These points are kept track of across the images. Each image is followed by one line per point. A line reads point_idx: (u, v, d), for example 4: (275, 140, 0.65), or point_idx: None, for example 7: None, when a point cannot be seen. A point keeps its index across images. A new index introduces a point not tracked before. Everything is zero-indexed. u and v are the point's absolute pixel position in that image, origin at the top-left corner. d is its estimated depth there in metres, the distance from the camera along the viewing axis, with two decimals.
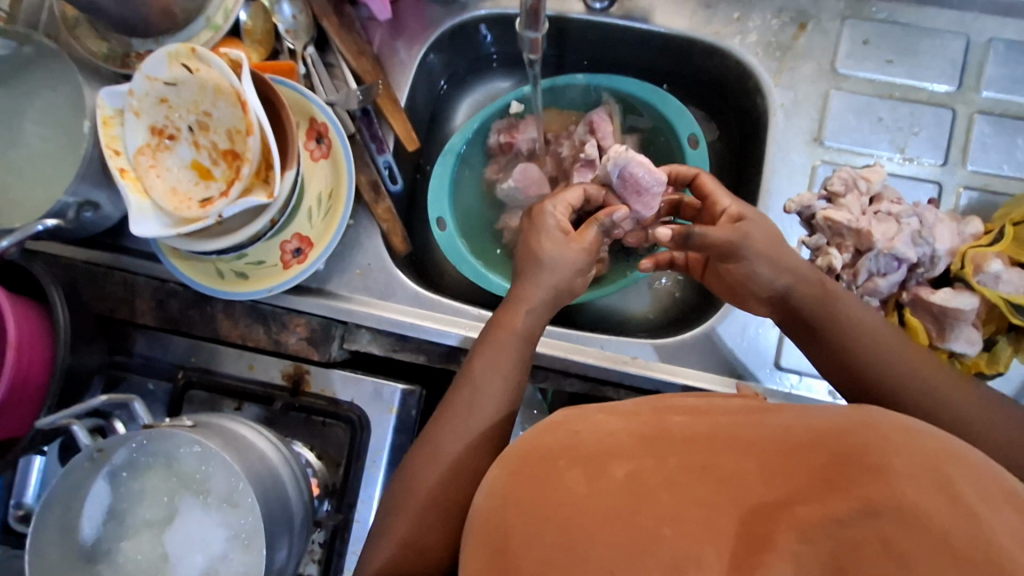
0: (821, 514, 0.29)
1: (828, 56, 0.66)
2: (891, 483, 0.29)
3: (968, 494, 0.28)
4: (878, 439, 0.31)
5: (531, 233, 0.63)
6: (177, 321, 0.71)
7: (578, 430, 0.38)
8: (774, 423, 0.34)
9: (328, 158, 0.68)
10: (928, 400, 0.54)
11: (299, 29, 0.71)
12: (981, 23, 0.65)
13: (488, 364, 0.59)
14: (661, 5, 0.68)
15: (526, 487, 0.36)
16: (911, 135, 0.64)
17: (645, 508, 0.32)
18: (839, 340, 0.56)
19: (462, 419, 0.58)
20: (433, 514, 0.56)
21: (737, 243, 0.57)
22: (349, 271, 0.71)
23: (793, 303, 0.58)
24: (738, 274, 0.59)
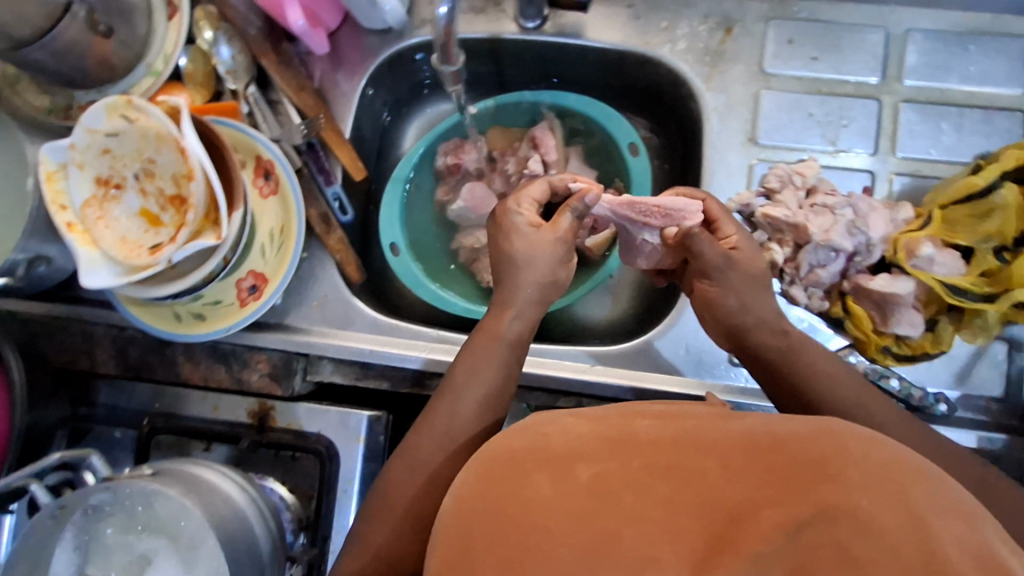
0: (783, 519, 0.30)
1: (756, 58, 0.68)
2: (846, 493, 0.30)
3: (921, 505, 0.29)
4: (836, 450, 0.32)
5: (503, 236, 0.62)
6: (137, 368, 0.72)
7: (546, 433, 0.37)
8: (737, 426, 0.35)
9: (277, 194, 0.69)
10: (855, 399, 0.56)
11: (239, 69, 0.72)
12: (898, 14, 0.67)
13: (469, 374, 0.59)
14: (593, 22, 0.70)
15: (491, 495, 0.36)
16: (840, 128, 0.66)
17: (607, 511, 0.32)
18: (803, 374, 0.57)
19: (443, 423, 0.58)
20: (412, 520, 0.55)
21: (718, 266, 0.57)
22: (307, 303, 0.72)
23: (751, 340, 0.58)
24: (708, 297, 0.59)
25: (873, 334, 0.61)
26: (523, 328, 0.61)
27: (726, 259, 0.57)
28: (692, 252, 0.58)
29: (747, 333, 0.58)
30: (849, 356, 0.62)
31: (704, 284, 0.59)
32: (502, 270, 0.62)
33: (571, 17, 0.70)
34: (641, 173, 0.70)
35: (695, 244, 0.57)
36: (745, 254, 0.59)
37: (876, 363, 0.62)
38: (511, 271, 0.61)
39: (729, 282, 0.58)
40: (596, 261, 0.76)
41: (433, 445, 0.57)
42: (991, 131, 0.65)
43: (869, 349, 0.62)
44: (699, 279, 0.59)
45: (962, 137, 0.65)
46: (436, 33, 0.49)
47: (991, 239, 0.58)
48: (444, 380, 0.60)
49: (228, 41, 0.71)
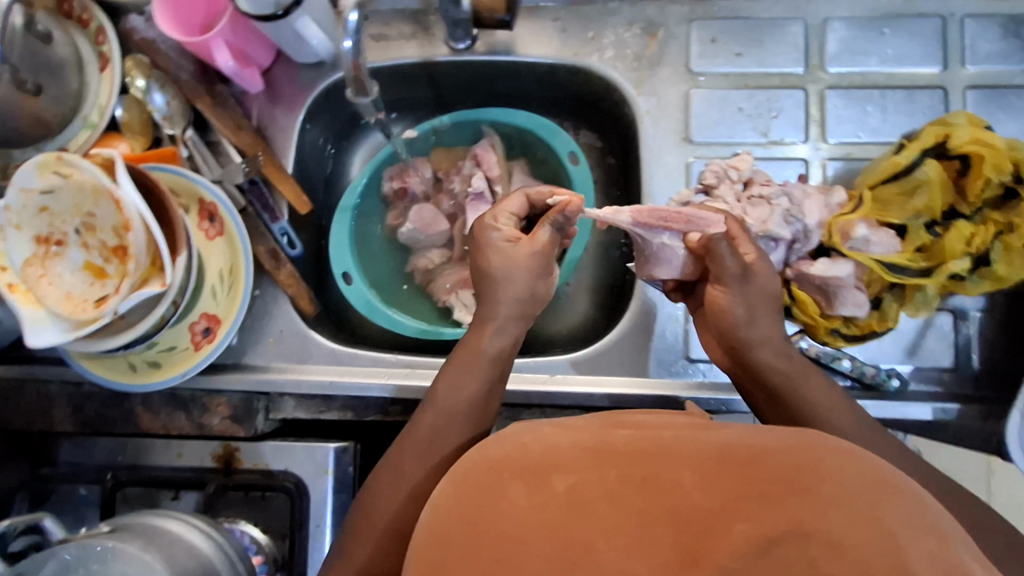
0: (756, 533, 0.30)
1: (682, 59, 0.69)
2: (816, 508, 0.30)
3: (891, 521, 0.30)
4: (812, 461, 0.32)
5: (481, 249, 0.61)
6: (96, 423, 0.71)
7: (525, 442, 0.36)
8: (716, 439, 0.34)
9: (224, 236, 0.69)
10: (830, 405, 0.54)
11: (174, 115, 0.71)
12: (815, 5, 0.68)
13: (451, 395, 0.58)
14: (523, 37, 0.71)
15: (465, 506, 0.35)
16: (771, 119, 0.68)
17: (581, 522, 0.31)
18: (802, 398, 0.54)
19: (427, 440, 0.56)
20: (388, 543, 0.54)
21: (735, 276, 0.54)
22: (263, 341, 0.71)
23: (755, 358, 0.55)
24: (716, 305, 0.56)
25: (821, 319, 0.62)
26: (503, 345, 0.60)
27: (744, 270, 0.54)
28: (710, 259, 0.55)
29: (752, 348, 0.55)
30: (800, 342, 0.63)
31: (716, 287, 0.56)
32: (481, 286, 0.60)
33: (499, 35, 0.71)
34: (583, 181, 0.71)
35: (715, 255, 0.54)
36: (767, 263, 0.56)
37: (827, 346, 0.63)
38: (489, 284, 0.60)
39: (738, 298, 0.55)
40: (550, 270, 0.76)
41: (417, 464, 0.55)
42: (914, 109, 0.66)
43: (820, 333, 0.63)
44: (711, 283, 0.56)
45: (888, 118, 0.66)
46: (345, 67, 0.50)
47: (921, 215, 0.59)
48: (428, 397, 0.59)
49: (160, 88, 0.70)
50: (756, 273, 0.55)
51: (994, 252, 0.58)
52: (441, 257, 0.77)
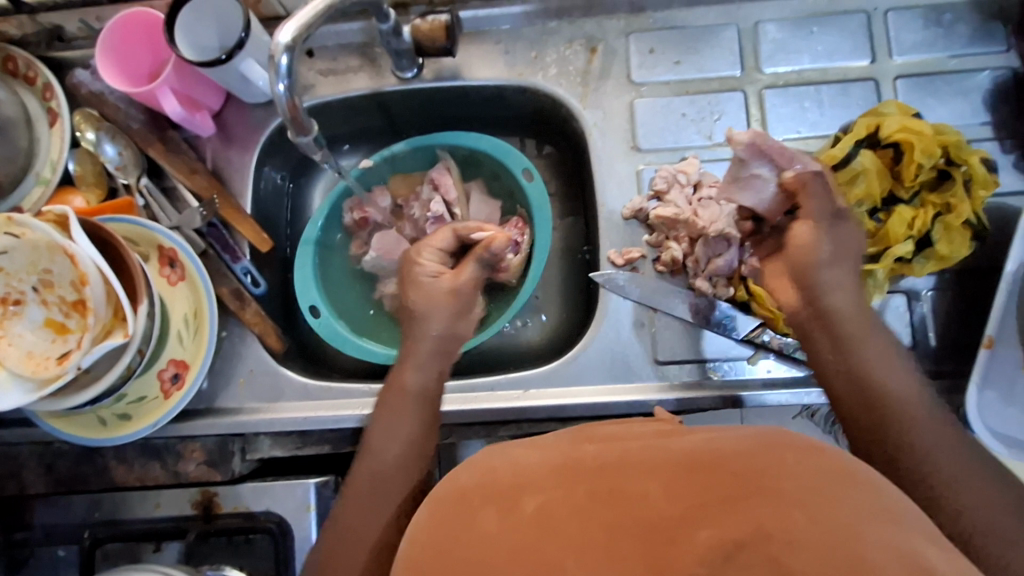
0: (720, 539, 0.29)
1: (624, 71, 0.71)
2: (778, 511, 0.29)
3: (854, 517, 0.29)
4: (772, 463, 0.31)
5: (409, 283, 0.63)
6: (69, 482, 0.71)
7: (493, 467, 0.36)
8: (682, 444, 0.34)
9: (186, 280, 0.69)
10: (890, 366, 0.50)
11: (127, 164, 0.72)
12: (745, 10, 0.71)
13: (386, 429, 0.56)
14: (468, 61, 0.73)
15: (438, 545, 0.33)
16: (714, 122, 0.70)
17: (548, 540, 0.31)
18: (863, 356, 0.50)
19: (367, 483, 0.53)
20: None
21: (824, 215, 0.54)
22: (233, 382, 0.71)
23: (830, 306, 0.52)
24: (800, 240, 0.54)
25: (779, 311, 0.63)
26: (432, 377, 0.59)
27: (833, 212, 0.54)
28: (800, 193, 0.54)
29: (826, 293, 0.53)
30: (762, 335, 0.65)
31: (800, 223, 0.55)
32: (409, 320, 0.61)
33: (444, 61, 0.73)
34: (540, 196, 0.72)
35: (806, 188, 0.54)
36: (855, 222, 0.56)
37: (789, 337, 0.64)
38: (415, 318, 0.61)
39: (824, 235, 0.54)
40: (514, 285, 0.74)
41: (358, 505, 0.52)
42: (849, 101, 0.69)
43: (780, 325, 0.64)
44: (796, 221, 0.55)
45: (825, 112, 0.69)
46: (282, 108, 0.52)
47: (863, 202, 0.61)
48: (362, 443, 0.56)
49: (111, 139, 0.71)
50: (845, 215, 0.55)
51: (935, 232, 0.59)
52: None
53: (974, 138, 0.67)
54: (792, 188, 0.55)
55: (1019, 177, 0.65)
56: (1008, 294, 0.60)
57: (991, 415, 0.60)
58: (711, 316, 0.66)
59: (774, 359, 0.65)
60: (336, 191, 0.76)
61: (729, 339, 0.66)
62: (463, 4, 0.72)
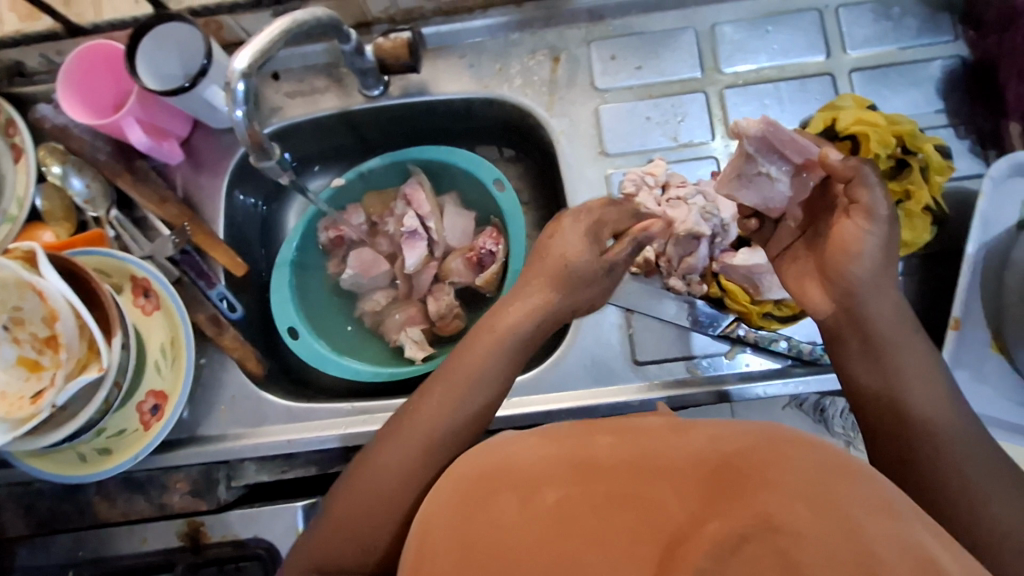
0: (726, 531, 0.28)
1: (587, 78, 0.72)
2: (784, 501, 0.29)
3: (851, 508, 0.30)
4: (774, 456, 0.32)
5: (552, 237, 0.57)
6: (52, 521, 0.69)
7: (513, 452, 0.37)
8: (696, 445, 0.33)
9: (161, 309, 0.69)
10: (924, 381, 0.48)
11: (96, 197, 0.71)
12: (701, 13, 0.73)
13: (439, 407, 0.52)
14: (433, 76, 0.73)
15: (454, 536, 0.34)
16: (678, 123, 0.71)
17: (570, 537, 0.31)
18: (894, 360, 0.49)
19: (406, 452, 0.50)
20: (346, 542, 0.49)
21: (876, 211, 0.49)
22: (214, 409, 0.70)
23: (868, 312, 0.50)
24: (843, 241, 0.50)
25: (752, 305, 0.64)
26: (501, 364, 0.53)
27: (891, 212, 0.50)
28: (855, 184, 0.49)
29: (867, 300, 0.49)
30: (737, 330, 0.65)
31: (850, 218, 0.50)
32: (546, 284, 0.55)
33: (411, 78, 0.74)
34: (512, 205, 0.72)
35: (863, 182, 0.49)
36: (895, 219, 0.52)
37: (763, 330, 0.65)
38: (553, 284, 0.55)
39: (875, 238, 0.49)
40: (490, 295, 0.75)
41: (391, 473, 0.50)
42: (808, 96, 0.70)
43: (753, 318, 0.65)
44: (847, 215, 0.50)
45: (785, 108, 0.70)
46: (242, 136, 0.53)
47: None
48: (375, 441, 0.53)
49: (77, 172, 0.70)
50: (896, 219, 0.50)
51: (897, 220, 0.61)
52: (387, 298, 0.78)
53: (930, 126, 0.69)
54: (842, 177, 0.50)
55: (974, 160, 0.67)
56: (971, 275, 0.62)
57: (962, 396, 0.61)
58: (690, 314, 0.67)
59: (751, 353, 0.66)
60: (307, 215, 0.76)
61: (706, 336, 0.67)
62: (425, 21, 0.73)
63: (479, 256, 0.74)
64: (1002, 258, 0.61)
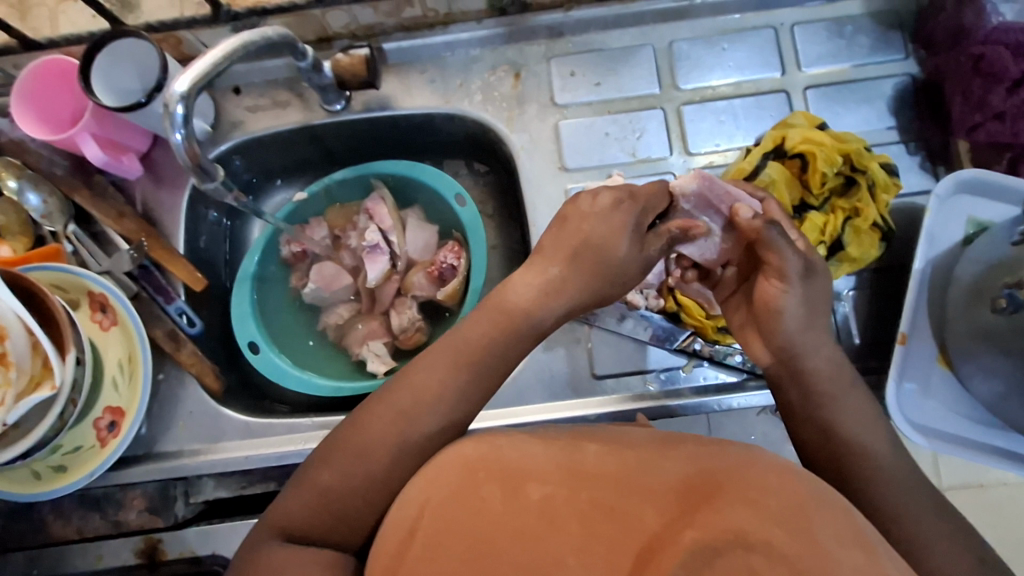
0: (698, 542, 0.30)
1: (546, 94, 0.73)
2: (758, 518, 0.31)
3: (822, 534, 0.31)
4: (755, 477, 0.33)
5: (585, 214, 0.53)
6: (5, 540, 0.69)
7: (501, 444, 0.37)
8: (685, 466, 0.34)
9: (118, 325, 0.68)
10: (863, 425, 0.49)
11: (53, 212, 0.71)
12: (658, 31, 0.74)
13: (437, 383, 0.50)
14: (395, 92, 0.74)
15: (439, 526, 0.34)
16: (636, 139, 0.72)
17: (553, 535, 0.32)
18: (829, 417, 0.49)
19: (394, 427, 0.48)
20: (323, 510, 0.47)
21: (795, 271, 0.50)
22: (173, 425, 0.70)
23: (803, 362, 0.50)
24: (767, 300, 0.51)
25: (706, 319, 0.64)
26: (505, 350, 0.51)
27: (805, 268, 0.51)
28: (763, 246, 0.50)
29: (801, 356, 0.50)
30: (693, 344, 0.67)
31: (767, 280, 0.51)
32: (581, 272, 0.52)
33: (371, 93, 0.74)
34: (473, 219, 0.73)
35: (770, 244, 0.50)
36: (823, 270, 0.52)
37: (718, 343, 0.66)
38: (592, 275, 0.52)
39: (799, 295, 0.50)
40: (454, 309, 0.75)
41: (382, 450, 0.48)
42: (763, 113, 0.71)
43: (709, 333, 0.66)
44: (765, 277, 0.51)
45: (740, 124, 0.71)
46: (183, 158, 0.54)
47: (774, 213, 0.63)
48: (343, 429, 0.51)
49: (34, 187, 0.70)
50: (815, 268, 0.51)
51: (846, 236, 0.62)
52: (349, 311, 0.79)
53: (881, 142, 0.70)
54: (751, 236, 0.51)
55: (923, 176, 0.69)
56: (918, 291, 0.63)
57: (909, 406, 0.62)
58: (646, 328, 0.67)
59: (708, 367, 0.67)
60: (265, 235, 0.76)
61: (664, 350, 0.67)
62: (387, 36, 0.74)
63: (440, 270, 0.74)
64: (947, 275, 0.63)
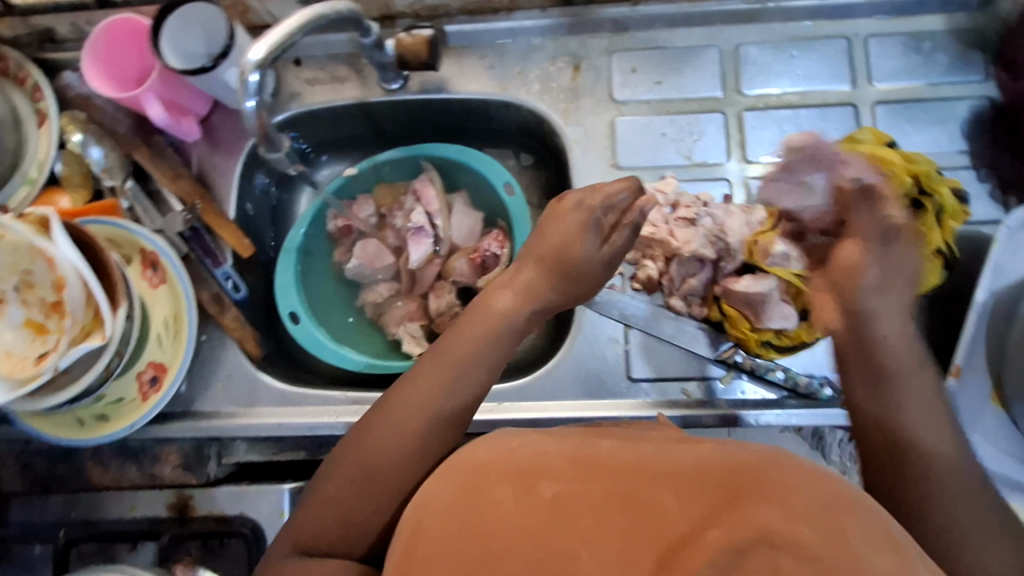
0: (727, 541, 0.28)
1: (605, 90, 0.72)
2: (785, 517, 0.29)
3: (855, 539, 0.29)
4: (780, 476, 0.31)
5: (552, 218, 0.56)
6: (46, 480, 0.72)
7: (513, 447, 0.36)
8: (700, 456, 0.33)
9: (166, 283, 0.70)
10: (927, 409, 0.47)
11: (112, 167, 0.72)
12: (726, 33, 0.72)
13: (429, 384, 0.51)
14: (453, 75, 0.74)
15: (447, 522, 0.34)
16: (693, 142, 0.70)
17: (564, 531, 0.31)
18: (897, 395, 0.47)
19: (394, 431, 0.49)
20: (336, 521, 0.48)
21: (877, 240, 0.50)
22: (212, 386, 0.72)
23: (874, 333, 0.49)
24: (847, 264, 0.51)
25: (751, 333, 0.63)
26: (496, 351, 0.52)
27: (884, 233, 0.50)
28: (847, 208, 0.52)
29: (873, 320, 0.50)
30: (735, 356, 0.65)
31: (850, 241, 0.51)
32: (545, 271, 0.55)
33: (429, 75, 0.74)
34: (520, 210, 0.73)
35: (854, 208, 0.51)
36: (908, 241, 0.52)
37: (761, 358, 0.65)
38: (559, 273, 0.55)
39: (879, 266, 0.50)
40: None
41: (387, 454, 0.48)
42: (827, 125, 0.69)
43: (752, 345, 0.64)
44: (843, 240, 0.52)
45: None
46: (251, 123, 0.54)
47: None
48: (353, 432, 0.52)
49: (97, 142, 0.71)
50: (895, 235, 0.51)
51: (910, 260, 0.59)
52: (389, 291, 0.79)
53: (950, 166, 0.68)
54: (840, 197, 0.53)
55: (993, 206, 0.66)
56: (978, 325, 0.60)
57: None
58: (686, 335, 0.66)
59: (747, 381, 0.66)
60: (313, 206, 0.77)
61: (703, 359, 0.66)
62: (449, 18, 0.73)
63: (483, 258, 0.74)
64: (1010, 309, 0.60)
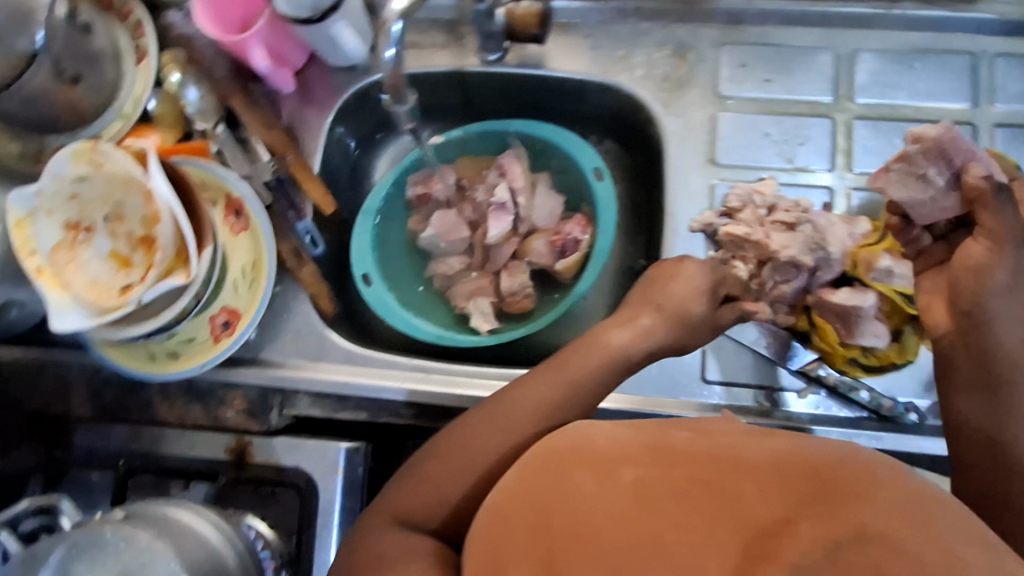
0: (822, 534, 0.29)
1: (710, 83, 0.70)
2: (876, 512, 0.30)
3: (946, 531, 0.31)
4: (863, 471, 0.33)
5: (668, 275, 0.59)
6: (112, 409, 0.73)
7: (587, 433, 0.38)
8: (772, 446, 0.34)
9: (249, 231, 0.70)
10: None
11: (206, 109, 0.72)
12: (844, 36, 0.69)
13: (540, 398, 0.53)
14: (553, 52, 0.72)
15: (530, 503, 0.34)
16: (797, 146, 0.68)
17: (650, 518, 0.30)
18: (1011, 401, 0.50)
19: (496, 435, 0.51)
20: (434, 503, 0.51)
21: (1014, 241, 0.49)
22: (281, 337, 0.72)
23: (992, 340, 0.50)
24: (972, 263, 0.50)
25: (839, 347, 0.62)
26: (604, 381, 0.54)
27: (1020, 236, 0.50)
28: (978, 207, 0.50)
29: (993, 325, 0.50)
30: (819, 369, 0.63)
31: (975, 240, 0.51)
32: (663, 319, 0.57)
33: (530, 50, 0.73)
34: (607, 196, 0.72)
35: (992, 208, 0.49)
36: None
37: (845, 375, 0.63)
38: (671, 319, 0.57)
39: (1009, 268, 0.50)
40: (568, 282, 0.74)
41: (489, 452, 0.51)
42: None
43: (837, 361, 0.63)
44: (971, 237, 0.51)
45: None
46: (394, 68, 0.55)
47: None
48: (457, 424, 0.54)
49: (195, 83, 0.71)
50: None
51: None
52: (461, 263, 0.79)
53: None
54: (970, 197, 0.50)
55: None
56: None
57: None
58: (767, 341, 0.65)
59: (823, 398, 0.63)
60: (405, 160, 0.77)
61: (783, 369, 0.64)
62: None
63: (563, 242, 0.73)
64: None
